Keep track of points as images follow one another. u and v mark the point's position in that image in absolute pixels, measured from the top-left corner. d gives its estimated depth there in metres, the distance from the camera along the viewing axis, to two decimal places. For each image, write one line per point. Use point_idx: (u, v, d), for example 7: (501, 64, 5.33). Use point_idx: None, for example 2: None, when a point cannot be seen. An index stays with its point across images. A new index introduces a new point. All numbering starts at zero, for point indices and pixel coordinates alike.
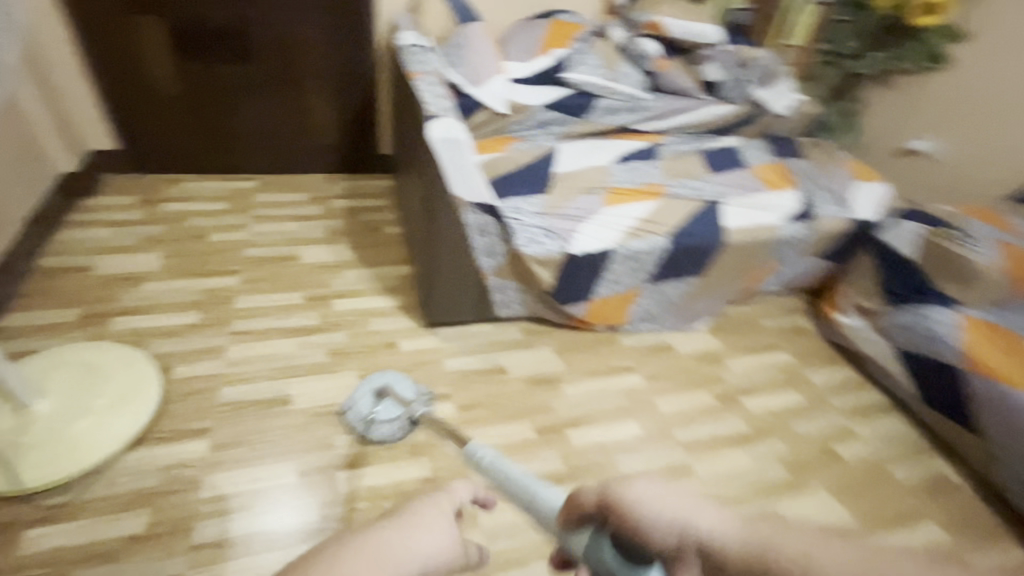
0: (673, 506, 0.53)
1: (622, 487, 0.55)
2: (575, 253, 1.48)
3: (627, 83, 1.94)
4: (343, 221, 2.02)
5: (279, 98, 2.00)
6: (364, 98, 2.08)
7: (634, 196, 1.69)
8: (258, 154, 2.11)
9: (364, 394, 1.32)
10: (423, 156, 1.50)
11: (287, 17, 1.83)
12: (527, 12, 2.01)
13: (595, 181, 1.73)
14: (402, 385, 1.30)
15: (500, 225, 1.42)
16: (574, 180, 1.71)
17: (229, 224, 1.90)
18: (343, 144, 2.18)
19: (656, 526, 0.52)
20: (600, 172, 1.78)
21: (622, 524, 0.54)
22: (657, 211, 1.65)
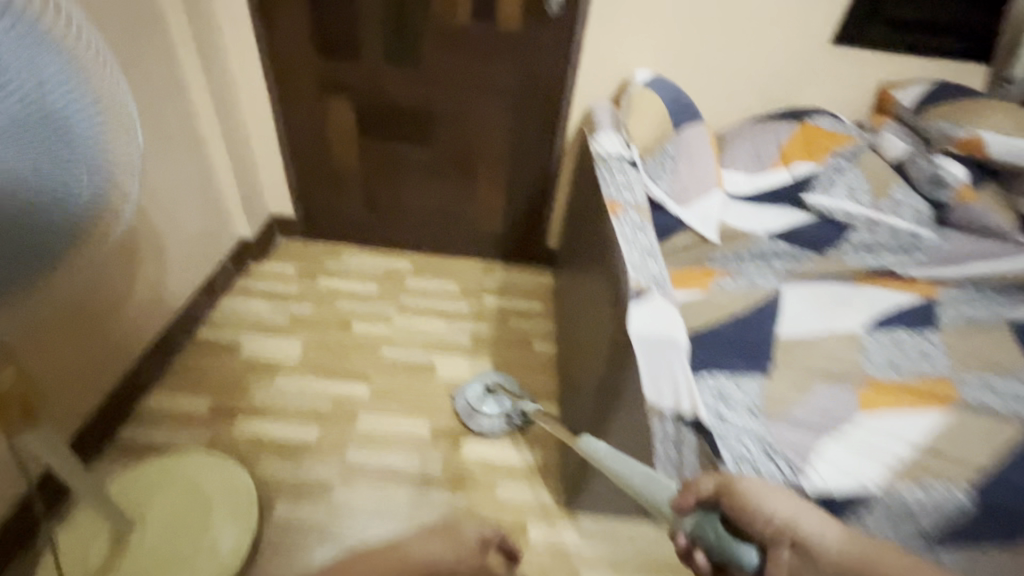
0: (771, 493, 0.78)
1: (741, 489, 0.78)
2: (810, 492, 0.96)
3: (901, 215, 1.38)
4: (491, 327, 1.76)
5: (452, 181, 1.82)
6: (541, 187, 1.82)
7: (889, 395, 1.11)
8: (420, 231, 1.96)
9: (476, 388, 1.46)
10: (604, 303, 1.13)
11: (476, 102, 1.62)
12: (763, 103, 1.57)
13: (825, 364, 1.17)
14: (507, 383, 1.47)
15: (702, 440, 0.93)
16: (795, 356, 1.19)
17: (375, 313, 1.76)
18: (507, 231, 1.94)
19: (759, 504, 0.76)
20: (837, 348, 1.20)
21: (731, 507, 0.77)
22: (953, 434, 1.04)
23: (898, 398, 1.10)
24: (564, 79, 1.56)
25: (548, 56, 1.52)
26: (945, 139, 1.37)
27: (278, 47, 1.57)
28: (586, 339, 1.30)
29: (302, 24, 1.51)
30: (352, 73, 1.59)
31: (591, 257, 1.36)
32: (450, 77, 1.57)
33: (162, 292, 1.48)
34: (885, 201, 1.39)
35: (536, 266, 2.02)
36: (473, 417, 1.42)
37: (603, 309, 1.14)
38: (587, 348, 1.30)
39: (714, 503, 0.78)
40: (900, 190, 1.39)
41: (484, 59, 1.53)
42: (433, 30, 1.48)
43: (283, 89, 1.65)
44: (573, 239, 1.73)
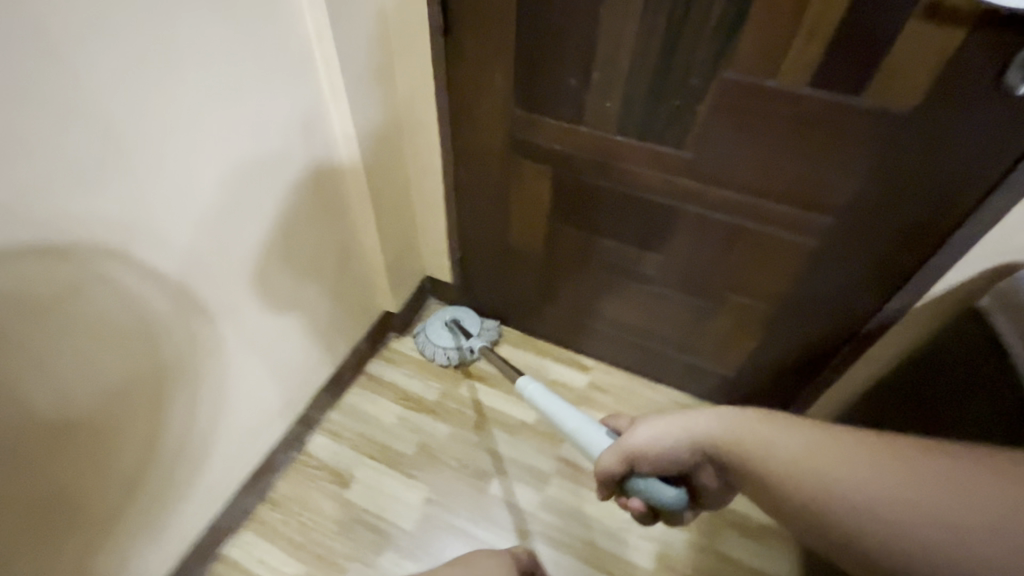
0: (654, 421, 0.71)
1: (631, 431, 0.73)
2: None
3: None
4: (689, 540, 1.17)
5: (679, 302, 1.18)
6: (836, 345, 1.08)
7: (996, 490, 0.52)
8: (611, 344, 1.38)
9: (439, 318, 1.42)
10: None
11: (768, 216, 0.94)
12: None
13: (789, 463, 0.60)
14: (470, 319, 1.43)
15: None
16: (769, 448, 0.62)
17: (525, 465, 1.27)
18: (743, 380, 1.27)
19: (659, 449, 0.69)
20: (837, 458, 0.58)
21: (643, 449, 0.70)
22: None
23: (1020, 501, 0.51)
24: (967, 211, 0.81)
25: (952, 168, 0.77)
26: None
27: (465, 90, 1.04)
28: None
29: (503, 65, 0.97)
30: (565, 138, 1.02)
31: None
32: (732, 175, 0.92)
33: (274, 408, 1.17)
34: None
35: None
36: (427, 345, 1.40)
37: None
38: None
39: (629, 470, 0.71)
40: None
41: (809, 156, 0.84)
42: (718, 96, 0.83)
43: (461, 143, 1.14)
44: None
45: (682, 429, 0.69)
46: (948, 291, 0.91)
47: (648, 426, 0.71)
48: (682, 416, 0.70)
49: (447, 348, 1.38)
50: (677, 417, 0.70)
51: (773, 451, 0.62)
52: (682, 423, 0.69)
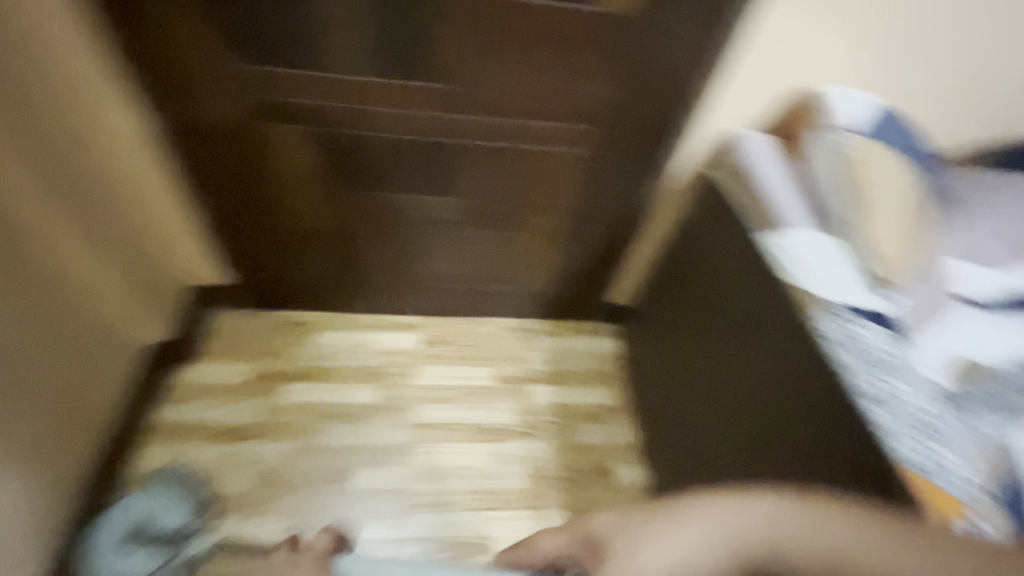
0: (658, 531, 0.51)
1: (631, 549, 0.51)
2: None
3: None
4: (551, 446, 1.26)
5: (482, 238, 1.18)
6: (622, 238, 1.20)
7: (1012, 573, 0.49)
8: (430, 296, 1.35)
9: (111, 534, 0.98)
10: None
11: (539, 134, 0.97)
12: (987, 148, 1.03)
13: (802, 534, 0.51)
14: (168, 507, 1.04)
15: None
16: (785, 533, 0.51)
17: (381, 446, 1.21)
18: (556, 290, 1.36)
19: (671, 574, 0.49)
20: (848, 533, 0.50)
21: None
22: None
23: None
24: (681, 99, 0.93)
25: (664, 61, 0.87)
26: None
27: (160, 47, 0.83)
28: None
29: (201, 8, 0.79)
30: (306, 90, 0.88)
31: (753, 428, 0.82)
32: (492, 99, 0.91)
33: (31, 520, 0.90)
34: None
35: (592, 321, 1.48)
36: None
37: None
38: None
39: None
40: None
41: (553, 67, 0.88)
42: (455, 14, 0.80)
43: (178, 118, 0.92)
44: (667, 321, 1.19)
45: (697, 539, 0.50)
46: (687, 167, 1.06)
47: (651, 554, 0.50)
48: (689, 517, 0.52)
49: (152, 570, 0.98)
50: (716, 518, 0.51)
51: (820, 547, 0.50)
52: (695, 526, 0.51)
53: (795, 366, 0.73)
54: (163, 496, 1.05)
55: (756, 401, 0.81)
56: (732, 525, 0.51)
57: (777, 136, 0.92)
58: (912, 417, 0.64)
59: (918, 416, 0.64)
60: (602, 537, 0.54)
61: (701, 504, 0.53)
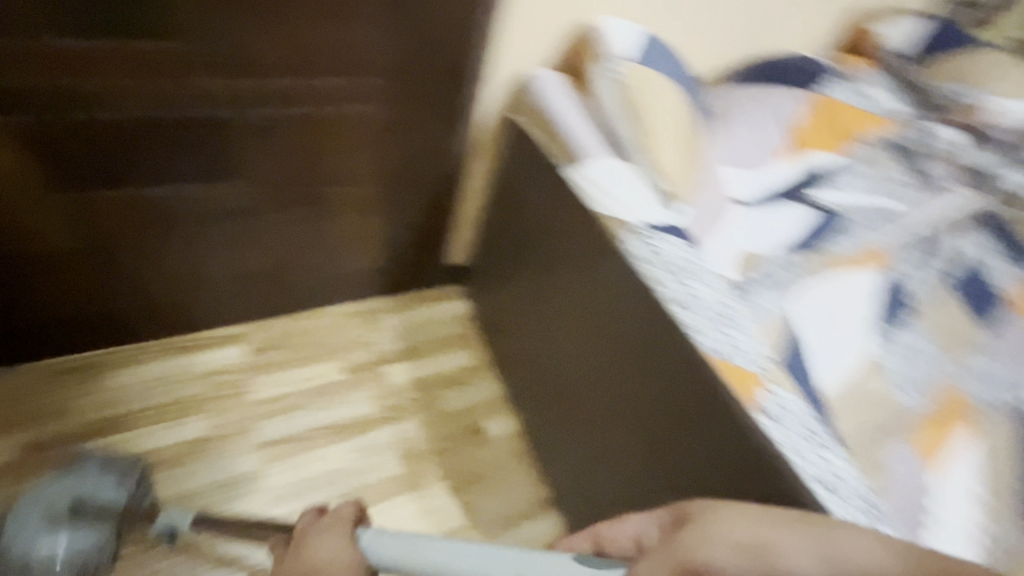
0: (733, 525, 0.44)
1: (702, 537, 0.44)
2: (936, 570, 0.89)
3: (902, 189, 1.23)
4: (419, 423, 1.22)
5: (289, 220, 1.08)
6: (443, 199, 1.18)
7: None
8: (247, 298, 1.20)
9: (37, 512, 0.83)
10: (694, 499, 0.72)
11: (316, 94, 0.90)
12: (728, 69, 1.20)
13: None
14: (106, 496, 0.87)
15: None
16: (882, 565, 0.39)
17: (224, 480, 1.05)
18: (392, 262, 1.30)
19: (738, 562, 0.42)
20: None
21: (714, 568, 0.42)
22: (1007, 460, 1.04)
23: None
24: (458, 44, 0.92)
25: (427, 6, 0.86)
26: (927, 106, 1.29)
27: None
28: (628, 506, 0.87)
29: None
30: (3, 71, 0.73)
31: (597, 348, 0.89)
32: (249, 59, 0.83)
33: None
34: (891, 182, 1.20)
35: (438, 287, 1.44)
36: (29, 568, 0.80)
37: (689, 491, 0.73)
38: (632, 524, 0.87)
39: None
40: (899, 166, 1.23)
41: (309, 19, 0.82)
42: None
43: None
44: (505, 267, 1.21)
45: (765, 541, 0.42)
46: (488, 113, 1.06)
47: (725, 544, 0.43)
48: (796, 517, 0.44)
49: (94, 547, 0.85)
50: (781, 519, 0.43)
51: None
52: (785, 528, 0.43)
53: (610, 282, 0.80)
54: (91, 478, 0.87)
55: (589, 321, 0.89)
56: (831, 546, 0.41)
57: (563, 71, 0.94)
58: (709, 307, 0.71)
59: (716, 307, 0.71)
60: (691, 514, 0.48)
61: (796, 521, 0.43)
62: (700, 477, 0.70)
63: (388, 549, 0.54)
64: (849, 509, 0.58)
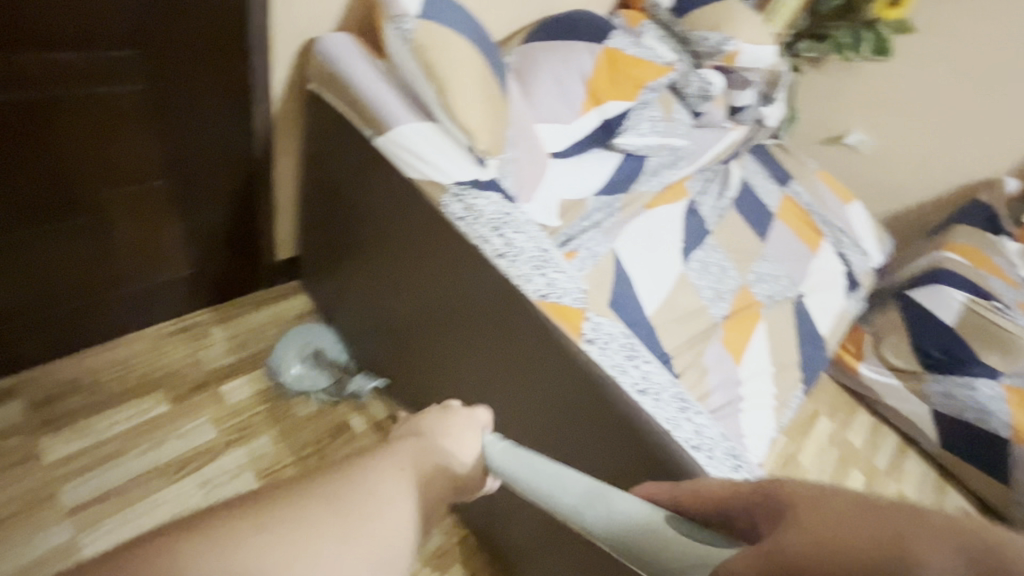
0: (839, 514, 0.27)
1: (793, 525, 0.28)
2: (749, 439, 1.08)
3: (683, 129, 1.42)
4: (274, 435, 1.11)
5: (43, 239, 0.88)
6: (247, 187, 1.05)
7: None
8: (9, 343, 0.97)
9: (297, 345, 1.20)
10: (551, 437, 0.76)
11: (35, 76, 0.72)
12: (526, 28, 1.24)
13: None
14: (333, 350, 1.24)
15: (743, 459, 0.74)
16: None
17: (24, 565, 0.87)
18: (205, 268, 1.14)
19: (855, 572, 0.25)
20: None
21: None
22: (778, 336, 1.33)
23: None
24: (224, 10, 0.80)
25: None
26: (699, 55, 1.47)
27: None
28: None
29: None
30: None
31: (438, 317, 0.89)
32: None
33: None
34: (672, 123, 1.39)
35: (271, 287, 1.31)
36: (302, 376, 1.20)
37: (545, 432, 0.76)
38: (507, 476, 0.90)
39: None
40: (678, 108, 1.42)
41: None
42: None
43: None
44: (336, 252, 1.14)
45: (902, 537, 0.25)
46: (282, 88, 0.96)
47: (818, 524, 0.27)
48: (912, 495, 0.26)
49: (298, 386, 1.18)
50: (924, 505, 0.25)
51: None
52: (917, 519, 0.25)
53: (437, 251, 0.80)
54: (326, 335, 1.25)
55: (427, 293, 0.89)
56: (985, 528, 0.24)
57: (355, 34, 0.88)
58: (531, 257, 0.73)
59: (535, 251, 0.74)
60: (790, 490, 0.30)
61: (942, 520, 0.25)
62: (551, 415, 0.74)
63: (501, 456, 0.51)
64: (663, 406, 0.66)
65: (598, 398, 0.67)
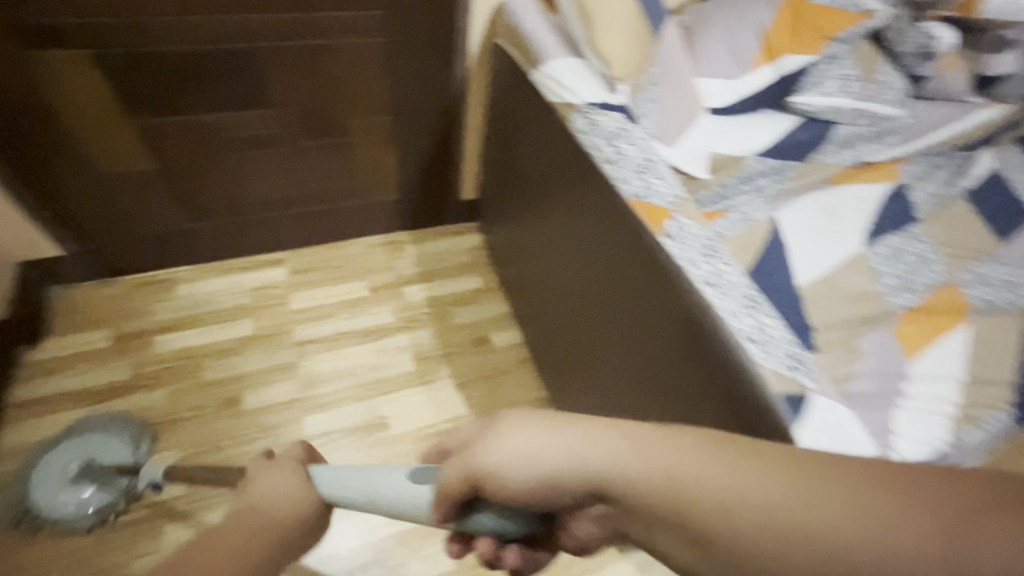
0: (515, 425, 0.43)
1: (495, 440, 0.42)
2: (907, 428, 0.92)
3: (891, 94, 1.28)
4: (431, 331, 1.38)
5: (314, 149, 1.30)
6: (445, 132, 1.34)
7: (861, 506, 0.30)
8: (287, 225, 1.42)
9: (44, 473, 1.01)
10: (635, 333, 0.85)
11: (327, 26, 1.10)
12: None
13: (727, 524, 0.32)
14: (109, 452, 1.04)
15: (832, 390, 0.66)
16: (764, 508, 0.32)
17: (268, 368, 1.26)
18: (409, 195, 1.47)
19: (512, 479, 0.41)
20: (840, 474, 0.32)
21: (488, 488, 0.42)
22: (998, 348, 1.03)
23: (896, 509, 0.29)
24: None
25: None
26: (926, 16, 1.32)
27: None
28: (601, 368, 1.00)
29: None
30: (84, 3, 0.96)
31: (561, 233, 1.05)
32: None
33: None
34: (871, 86, 1.27)
35: (453, 224, 1.60)
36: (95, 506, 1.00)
37: (636, 328, 0.86)
38: (609, 377, 0.99)
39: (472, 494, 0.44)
40: (884, 70, 1.28)
41: None
42: None
43: None
44: (502, 190, 1.35)
45: (571, 454, 0.39)
46: (477, 46, 1.21)
47: (509, 442, 0.42)
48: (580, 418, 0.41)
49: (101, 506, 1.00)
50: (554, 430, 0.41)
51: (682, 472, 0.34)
52: (629, 442, 0.37)
53: (563, 161, 0.95)
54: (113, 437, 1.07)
55: (557, 211, 1.05)
56: (616, 439, 0.38)
57: None
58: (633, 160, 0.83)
59: (638, 158, 0.83)
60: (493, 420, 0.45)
61: (713, 447, 0.35)
62: (641, 312, 0.83)
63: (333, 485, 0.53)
64: (730, 296, 0.69)
65: (669, 288, 0.75)
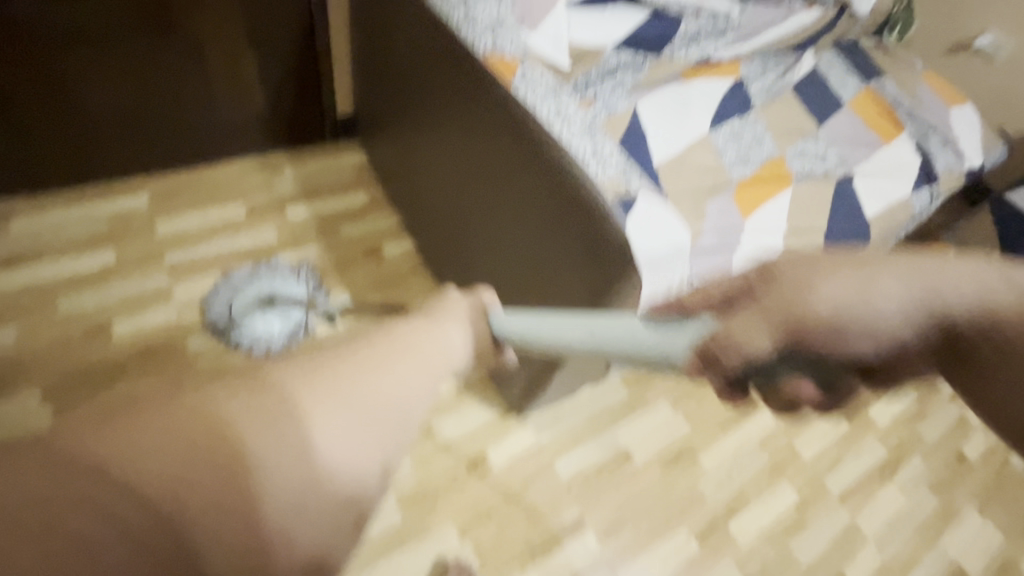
0: (830, 285, 0.35)
1: (804, 279, 0.35)
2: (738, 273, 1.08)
3: None
4: (320, 247, 1.35)
5: (162, 52, 1.22)
6: (307, 37, 1.30)
7: None
8: (146, 144, 1.32)
9: (254, 298, 1.19)
10: (499, 173, 0.93)
11: None
12: None
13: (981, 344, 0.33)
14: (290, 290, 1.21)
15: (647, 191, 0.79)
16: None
17: (138, 296, 1.18)
18: (281, 110, 1.41)
19: (867, 328, 0.34)
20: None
21: (855, 348, 0.34)
22: (803, 207, 1.26)
23: None
24: None
25: None
26: None
27: None
28: (478, 224, 1.07)
29: None
30: None
31: (433, 103, 1.08)
32: None
33: None
34: None
35: (334, 142, 1.54)
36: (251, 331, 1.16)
37: (504, 181, 0.92)
38: (483, 240, 1.07)
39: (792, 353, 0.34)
40: None
41: None
42: None
43: None
44: (377, 97, 1.33)
45: (907, 301, 0.34)
46: None
47: (834, 288, 0.34)
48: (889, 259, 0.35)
49: (268, 333, 1.17)
50: (888, 280, 0.34)
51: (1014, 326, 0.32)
52: (914, 280, 0.34)
53: (425, 29, 1.00)
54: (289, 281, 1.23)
55: (426, 84, 1.09)
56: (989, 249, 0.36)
57: None
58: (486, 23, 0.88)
59: (492, 18, 0.89)
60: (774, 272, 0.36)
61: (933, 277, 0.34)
62: (508, 167, 0.90)
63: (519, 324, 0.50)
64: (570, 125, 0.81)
65: (519, 121, 0.84)
